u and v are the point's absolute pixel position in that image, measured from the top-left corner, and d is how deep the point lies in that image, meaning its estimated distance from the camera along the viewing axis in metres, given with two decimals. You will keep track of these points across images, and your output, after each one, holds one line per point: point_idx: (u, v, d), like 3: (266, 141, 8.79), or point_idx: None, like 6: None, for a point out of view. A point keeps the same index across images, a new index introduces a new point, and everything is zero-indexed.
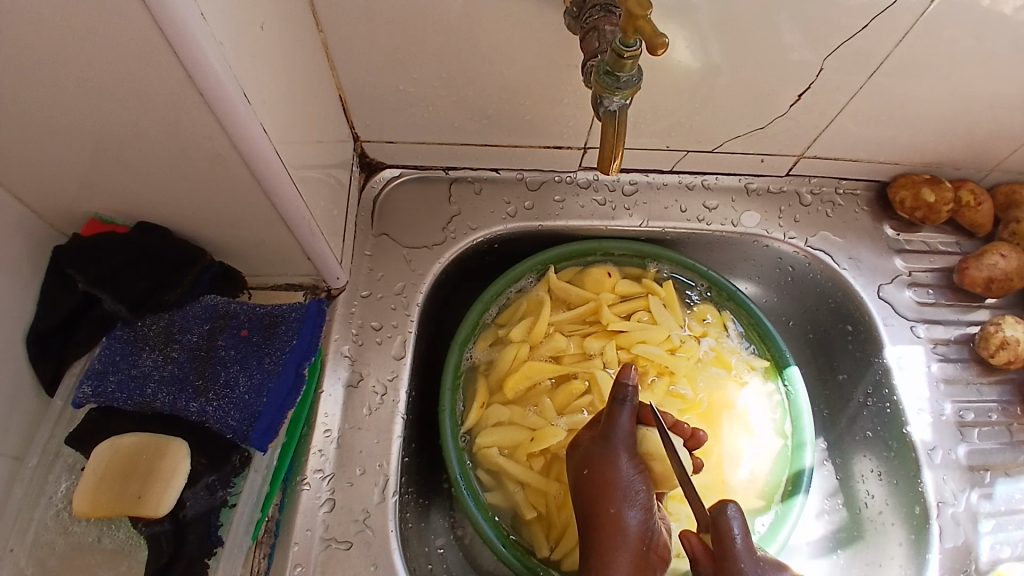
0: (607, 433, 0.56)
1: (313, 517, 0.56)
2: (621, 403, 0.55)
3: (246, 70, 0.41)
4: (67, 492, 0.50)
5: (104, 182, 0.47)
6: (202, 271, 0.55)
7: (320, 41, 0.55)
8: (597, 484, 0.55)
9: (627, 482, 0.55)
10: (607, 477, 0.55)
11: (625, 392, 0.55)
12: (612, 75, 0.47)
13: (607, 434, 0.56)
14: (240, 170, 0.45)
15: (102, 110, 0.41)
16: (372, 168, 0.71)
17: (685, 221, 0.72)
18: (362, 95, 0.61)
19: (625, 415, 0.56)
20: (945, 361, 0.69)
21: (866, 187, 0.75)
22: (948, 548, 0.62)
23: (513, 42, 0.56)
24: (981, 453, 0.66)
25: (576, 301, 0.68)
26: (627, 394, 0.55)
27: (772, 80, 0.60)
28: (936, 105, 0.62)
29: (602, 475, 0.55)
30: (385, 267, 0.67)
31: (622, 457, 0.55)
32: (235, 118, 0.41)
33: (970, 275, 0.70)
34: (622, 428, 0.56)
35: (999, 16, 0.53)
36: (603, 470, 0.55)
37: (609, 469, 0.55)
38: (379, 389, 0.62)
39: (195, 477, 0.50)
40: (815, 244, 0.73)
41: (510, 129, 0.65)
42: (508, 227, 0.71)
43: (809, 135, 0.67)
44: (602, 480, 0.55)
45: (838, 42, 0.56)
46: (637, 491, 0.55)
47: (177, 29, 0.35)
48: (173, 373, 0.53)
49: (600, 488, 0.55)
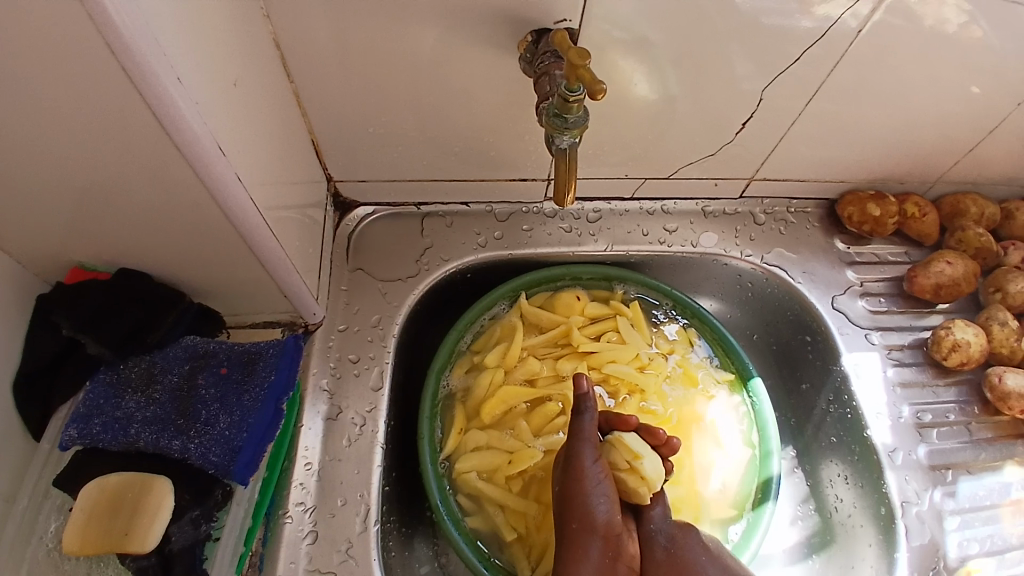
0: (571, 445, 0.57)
1: (297, 549, 0.57)
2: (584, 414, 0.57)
3: (220, 124, 0.45)
4: (56, 531, 0.51)
5: (87, 232, 0.50)
6: (182, 312, 0.57)
7: (292, 91, 0.59)
8: (565, 499, 0.57)
9: (598, 496, 0.56)
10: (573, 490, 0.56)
11: (586, 399, 0.58)
12: (560, 117, 0.51)
13: (575, 446, 0.57)
14: (217, 216, 0.48)
15: (83, 165, 0.43)
16: (346, 207, 0.73)
17: (648, 244, 0.76)
18: (334, 139, 0.65)
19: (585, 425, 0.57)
20: (901, 366, 0.73)
21: (817, 205, 0.79)
22: (915, 546, 0.65)
23: (474, 84, 0.60)
24: (941, 452, 0.69)
25: (547, 325, 0.71)
26: (587, 405, 0.58)
27: (719, 108, 0.64)
28: (873, 125, 0.67)
29: (571, 489, 0.57)
30: (361, 301, 0.70)
31: (593, 468, 0.57)
32: (211, 168, 0.44)
33: (919, 283, 0.74)
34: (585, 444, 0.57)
35: (942, 33, 0.57)
36: (570, 485, 0.57)
37: (583, 482, 0.56)
38: (358, 420, 0.63)
39: (179, 511, 0.52)
40: (771, 261, 0.76)
41: (475, 165, 0.69)
42: (479, 257, 0.74)
43: (759, 158, 0.71)
44: (570, 494, 0.56)
45: (779, 71, 0.60)
46: (606, 505, 0.56)
47: (156, 92, 0.39)
48: (156, 413, 0.54)
49: (568, 503, 0.57)
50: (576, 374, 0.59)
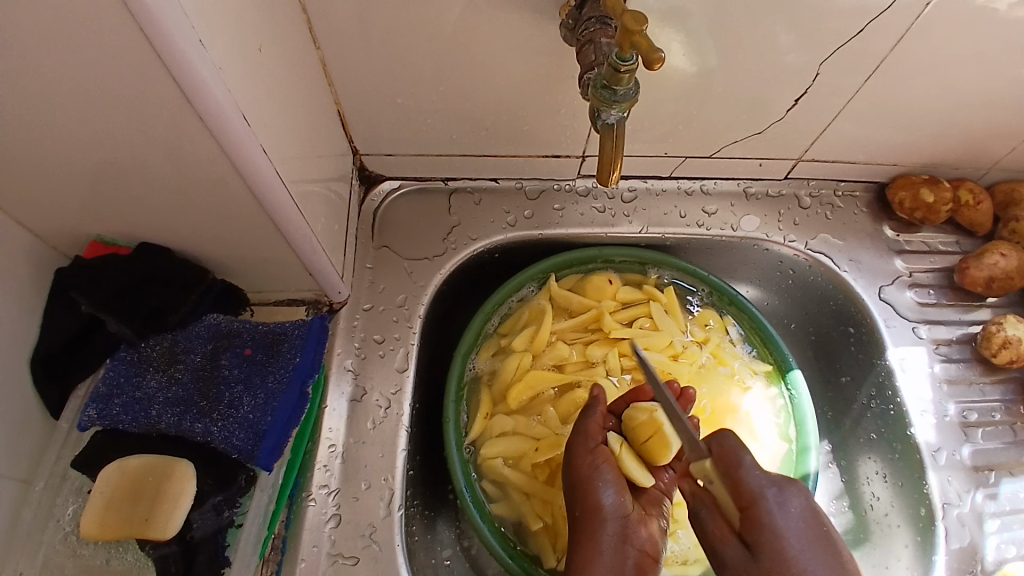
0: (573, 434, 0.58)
1: (320, 533, 0.56)
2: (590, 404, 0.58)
3: (244, 93, 0.42)
4: (74, 514, 0.50)
5: (107, 206, 0.47)
6: (204, 291, 0.55)
7: (318, 58, 0.55)
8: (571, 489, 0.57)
9: (601, 481, 0.56)
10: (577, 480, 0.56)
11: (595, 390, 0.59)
12: (609, 88, 0.47)
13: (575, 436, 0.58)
14: (241, 191, 0.46)
15: (102, 137, 0.41)
16: (371, 181, 0.71)
17: (685, 226, 0.72)
18: (360, 110, 0.61)
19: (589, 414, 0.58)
20: (947, 362, 0.69)
21: (864, 188, 0.75)
22: (954, 549, 0.62)
23: (510, 53, 0.56)
24: (985, 452, 0.66)
25: (578, 309, 0.69)
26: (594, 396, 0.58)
27: (769, 84, 0.60)
28: (935, 105, 0.62)
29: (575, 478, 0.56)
30: (386, 279, 0.68)
31: (590, 454, 0.56)
32: (236, 140, 0.41)
33: (971, 275, 0.70)
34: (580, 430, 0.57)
35: (990, 12, 0.53)
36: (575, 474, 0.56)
37: (581, 466, 0.56)
38: (383, 403, 0.61)
39: (201, 497, 0.50)
40: (815, 247, 0.73)
41: (507, 140, 0.66)
42: (508, 236, 0.71)
43: (807, 138, 0.67)
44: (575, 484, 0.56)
45: (838, 45, 0.56)
46: (612, 492, 0.55)
47: (178, 57, 0.36)
48: (179, 394, 0.53)
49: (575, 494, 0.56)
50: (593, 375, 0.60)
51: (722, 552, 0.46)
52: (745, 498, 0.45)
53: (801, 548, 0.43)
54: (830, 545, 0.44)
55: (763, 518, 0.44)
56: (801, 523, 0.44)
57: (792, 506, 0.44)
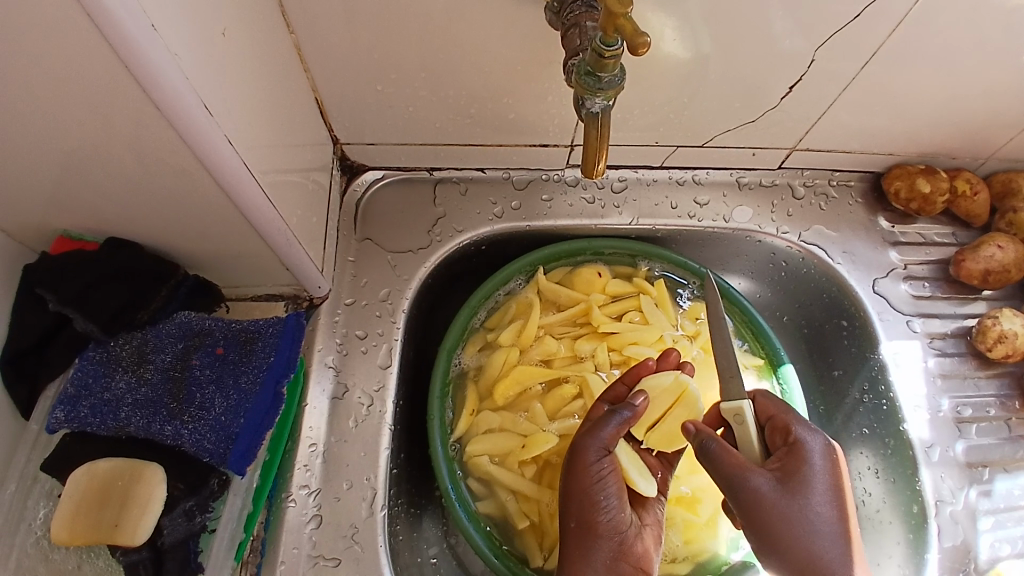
0: (581, 441, 0.54)
1: (300, 534, 0.55)
2: (615, 414, 0.54)
3: (207, 81, 0.40)
4: (46, 519, 0.49)
5: (71, 201, 0.45)
6: (176, 286, 0.54)
7: (292, 43, 0.53)
8: (570, 495, 0.54)
9: (604, 495, 0.53)
10: (579, 488, 0.53)
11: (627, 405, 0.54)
12: (592, 75, 0.45)
13: (582, 443, 0.53)
14: (209, 185, 0.44)
15: (59, 130, 0.39)
16: (354, 171, 0.69)
17: (676, 217, 0.71)
18: (339, 98, 0.59)
19: (614, 424, 0.53)
20: (942, 356, 0.68)
21: (860, 178, 0.73)
22: (947, 547, 0.62)
23: (493, 39, 0.54)
24: (980, 449, 0.66)
25: (566, 303, 0.67)
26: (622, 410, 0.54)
27: (763, 71, 0.58)
28: (933, 93, 0.60)
29: (575, 485, 0.53)
30: (370, 273, 0.66)
31: (597, 465, 0.53)
32: (195, 130, 0.39)
33: (967, 267, 0.68)
34: (598, 439, 0.53)
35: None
36: (578, 482, 0.53)
37: (584, 478, 0.53)
38: (365, 400, 0.60)
39: (171, 503, 0.49)
40: (808, 239, 0.71)
41: (492, 129, 0.63)
42: (495, 228, 0.69)
43: (801, 127, 0.65)
44: (577, 493, 0.53)
45: (833, 30, 0.54)
46: (614, 508, 0.54)
47: (126, 42, 0.34)
48: (148, 396, 0.51)
49: (576, 502, 0.53)
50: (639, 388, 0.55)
51: (747, 476, 0.50)
52: (793, 436, 0.53)
53: (827, 482, 0.51)
54: (842, 491, 0.52)
55: (808, 454, 0.52)
56: (832, 465, 0.52)
57: (832, 455, 0.52)
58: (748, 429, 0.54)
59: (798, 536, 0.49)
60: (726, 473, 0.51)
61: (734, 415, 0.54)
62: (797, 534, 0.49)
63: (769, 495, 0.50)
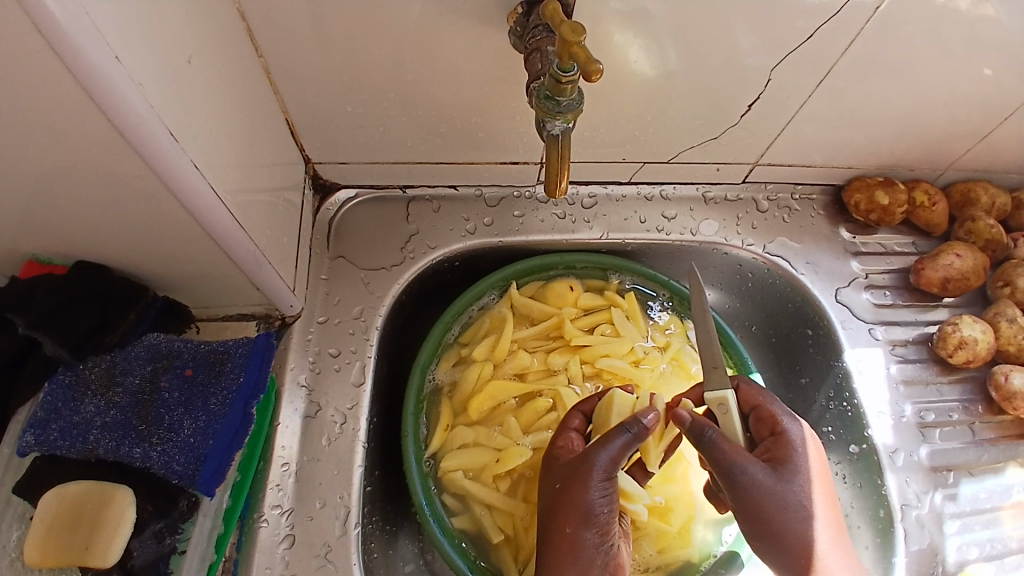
0: (589, 452, 0.53)
1: (272, 555, 0.55)
2: (625, 432, 0.52)
3: (173, 107, 0.41)
4: (20, 540, 0.49)
5: (39, 226, 0.46)
6: (146, 308, 0.54)
7: (262, 66, 0.54)
8: (561, 497, 0.53)
9: (592, 516, 0.52)
10: (576, 496, 0.52)
11: (634, 424, 0.53)
12: (552, 99, 0.47)
13: (590, 454, 0.52)
14: (175, 208, 0.44)
15: (25, 158, 0.39)
16: (326, 190, 0.69)
17: (644, 232, 0.72)
18: (311, 119, 0.60)
19: (622, 441, 0.52)
20: (904, 362, 0.70)
21: (822, 191, 0.75)
22: (914, 551, 0.63)
23: (460, 60, 0.55)
24: (944, 453, 0.67)
25: (539, 317, 0.68)
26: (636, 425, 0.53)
27: (725, 88, 0.60)
28: (887, 108, 0.63)
29: (570, 491, 0.53)
30: (343, 292, 0.67)
31: (596, 485, 0.52)
32: (161, 156, 0.40)
33: (926, 275, 0.71)
34: (605, 456, 0.52)
35: (947, 13, 0.53)
36: (573, 488, 0.52)
37: (575, 495, 0.52)
38: (339, 418, 0.61)
39: (141, 525, 0.50)
40: (773, 250, 0.73)
41: (462, 147, 0.65)
42: (467, 244, 0.70)
43: (763, 143, 0.67)
44: (569, 497, 0.52)
45: (791, 47, 0.56)
46: (597, 528, 0.52)
47: (92, 73, 0.34)
48: (117, 418, 0.52)
49: (564, 505, 0.52)
50: (676, 408, 0.54)
51: (744, 464, 0.51)
52: (780, 428, 0.55)
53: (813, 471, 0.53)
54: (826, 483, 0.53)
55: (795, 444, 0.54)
56: (817, 452, 0.54)
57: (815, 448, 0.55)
58: (733, 420, 0.55)
59: (792, 523, 0.51)
60: (725, 463, 0.51)
61: (719, 405, 0.54)
62: (787, 523, 0.51)
63: (765, 483, 0.51)
